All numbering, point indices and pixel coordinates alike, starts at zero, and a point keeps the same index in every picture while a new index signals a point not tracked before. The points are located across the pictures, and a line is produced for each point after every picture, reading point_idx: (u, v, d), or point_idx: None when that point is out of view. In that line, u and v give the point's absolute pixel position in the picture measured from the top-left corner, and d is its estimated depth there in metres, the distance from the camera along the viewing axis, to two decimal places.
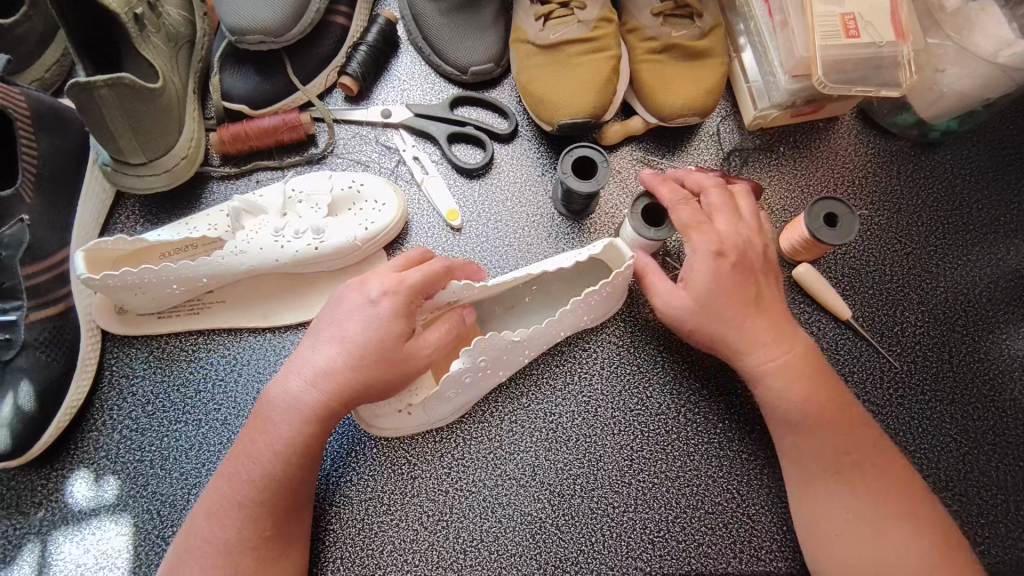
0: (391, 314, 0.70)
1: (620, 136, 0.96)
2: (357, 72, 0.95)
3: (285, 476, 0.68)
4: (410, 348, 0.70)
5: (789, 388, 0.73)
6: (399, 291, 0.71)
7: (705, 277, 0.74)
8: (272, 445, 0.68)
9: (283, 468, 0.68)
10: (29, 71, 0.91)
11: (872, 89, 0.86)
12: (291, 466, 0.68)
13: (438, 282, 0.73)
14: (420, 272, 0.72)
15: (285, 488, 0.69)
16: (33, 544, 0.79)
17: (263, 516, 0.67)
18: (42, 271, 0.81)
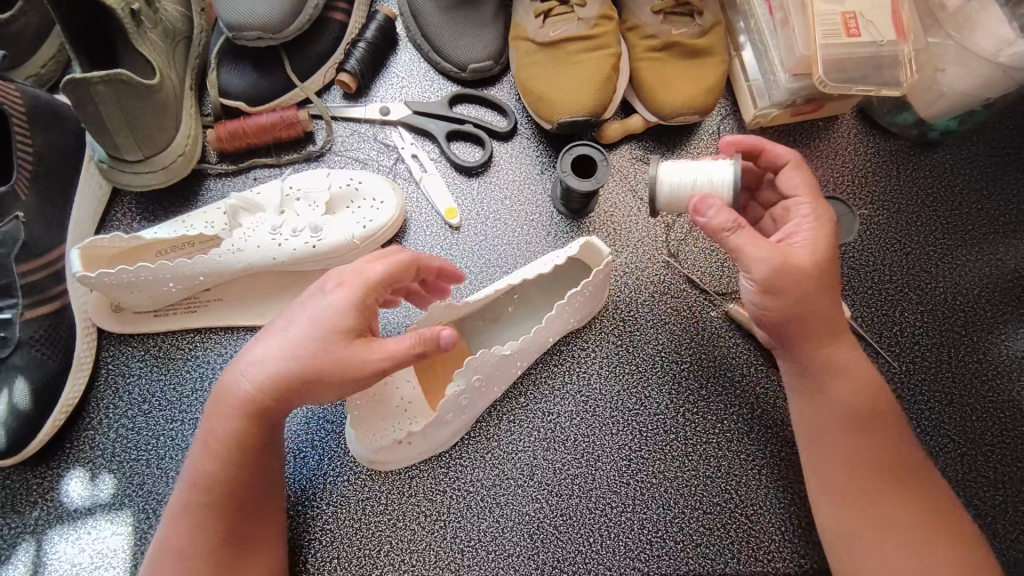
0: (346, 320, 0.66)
1: (620, 134, 0.96)
2: (355, 69, 0.94)
3: (237, 481, 0.68)
4: (356, 353, 0.65)
5: (850, 390, 0.70)
6: (350, 290, 0.67)
7: (820, 241, 0.69)
8: (223, 451, 0.67)
9: (231, 472, 0.68)
10: (25, 67, 0.91)
11: (872, 89, 0.85)
12: (240, 471, 0.68)
13: (398, 277, 0.69)
14: (381, 266, 0.68)
15: (238, 490, 0.68)
16: (28, 544, 0.79)
17: (217, 518, 0.67)
18: (37, 268, 0.81)
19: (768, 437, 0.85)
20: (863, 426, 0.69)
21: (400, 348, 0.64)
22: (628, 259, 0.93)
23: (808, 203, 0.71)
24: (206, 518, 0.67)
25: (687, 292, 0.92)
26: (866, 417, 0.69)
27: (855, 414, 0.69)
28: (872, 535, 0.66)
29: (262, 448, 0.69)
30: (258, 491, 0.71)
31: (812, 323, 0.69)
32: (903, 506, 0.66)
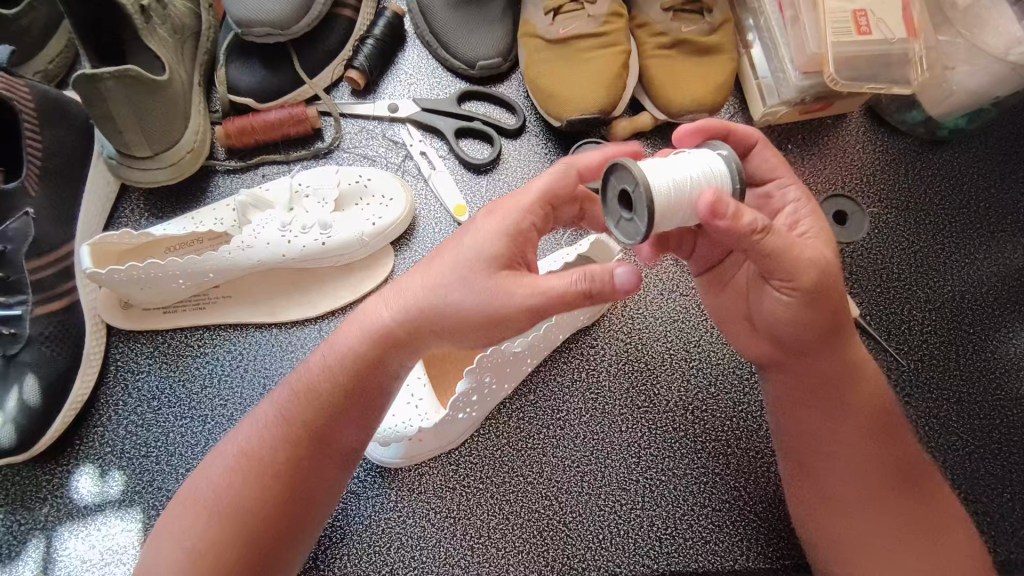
0: (486, 244, 0.61)
1: (629, 132, 0.95)
2: (364, 66, 0.94)
3: (299, 451, 0.64)
4: (493, 282, 0.60)
5: (869, 394, 0.69)
6: (507, 212, 0.62)
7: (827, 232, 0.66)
8: (295, 413, 0.65)
9: (295, 440, 0.64)
10: (33, 63, 0.90)
11: (884, 86, 0.85)
12: (304, 441, 0.64)
13: (564, 186, 0.65)
14: (545, 181, 0.64)
15: (302, 459, 0.64)
16: (38, 540, 0.79)
17: (274, 485, 0.63)
18: (47, 265, 0.81)
19: None
20: (884, 431, 0.68)
21: (563, 277, 0.58)
22: (636, 257, 0.93)
23: (794, 185, 0.69)
24: (267, 487, 0.63)
25: (696, 289, 0.92)
26: (884, 422, 0.68)
27: (878, 419, 0.68)
28: (881, 536, 0.66)
29: (332, 420, 0.65)
30: (315, 476, 0.65)
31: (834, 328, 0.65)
32: (911, 510, 0.66)
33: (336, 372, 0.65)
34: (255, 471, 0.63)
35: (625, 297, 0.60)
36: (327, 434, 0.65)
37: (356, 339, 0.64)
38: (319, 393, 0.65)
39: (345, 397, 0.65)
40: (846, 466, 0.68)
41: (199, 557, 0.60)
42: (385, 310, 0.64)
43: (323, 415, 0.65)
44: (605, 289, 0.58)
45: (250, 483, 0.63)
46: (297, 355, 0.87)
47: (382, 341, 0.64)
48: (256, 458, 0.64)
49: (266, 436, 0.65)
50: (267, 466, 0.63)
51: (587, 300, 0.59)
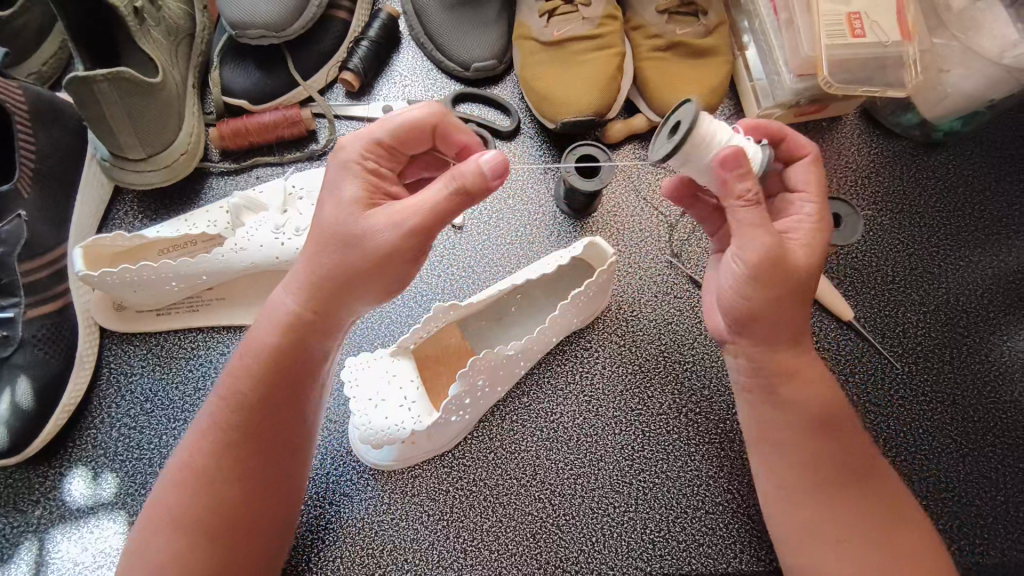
0: (350, 189, 0.61)
1: (624, 134, 0.95)
2: (358, 67, 0.94)
3: (245, 453, 0.65)
4: (363, 221, 0.60)
5: (814, 393, 0.68)
6: (345, 158, 0.62)
7: (804, 226, 0.66)
8: (224, 422, 0.65)
9: (235, 443, 0.65)
10: (27, 64, 0.90)
11: (879, 89, 0.85)
12: (244, 444, 0.65)
13: (411, 133, 0.64)
14: (396, 120, 0.63)
15: (242, 461, 0.65)
16: (30, 543, 0.79)
17: (221, 487, 0.64)
18: (40, 267, 0.81)
19: None
20: (829, 429, 0.67)
21: (431, 192, 0.58)
22: (630, 259, 0.93)
23: (814, 202, 0.67)
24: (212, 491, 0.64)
25: (690, 292, 0.92)
26: (829, 422, 0.68)
27: (818, 415, 0.68)
28: (830, 535, 0.64)
29: (269, 425, 0.66)
30: (277, 472, 0.68)
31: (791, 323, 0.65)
32: (861, 507, 0.65)
33: (250, 369, 0.66)
34: (195, 478, 0.64)
35: (499, 187, 0.60)
36: (264, 432, 0.66)
37: (267, 335, 0.65)
38: (246, 398, 0.65)
39: (280, 395, 0.66)
40: (784, 466, 0.68)
41: (167, 574, 0.61)
42: (287, 299, 0.65)
43: (262, 418, 0.66)
44: (476, 184, 0.58)
45: (195, 490, 0.64)
46: None
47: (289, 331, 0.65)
48: (197, 465, 0.65)
49: (205, 443, 0.65)
50: (211, 476, 0.64)
51: (463, 202, 0.59)
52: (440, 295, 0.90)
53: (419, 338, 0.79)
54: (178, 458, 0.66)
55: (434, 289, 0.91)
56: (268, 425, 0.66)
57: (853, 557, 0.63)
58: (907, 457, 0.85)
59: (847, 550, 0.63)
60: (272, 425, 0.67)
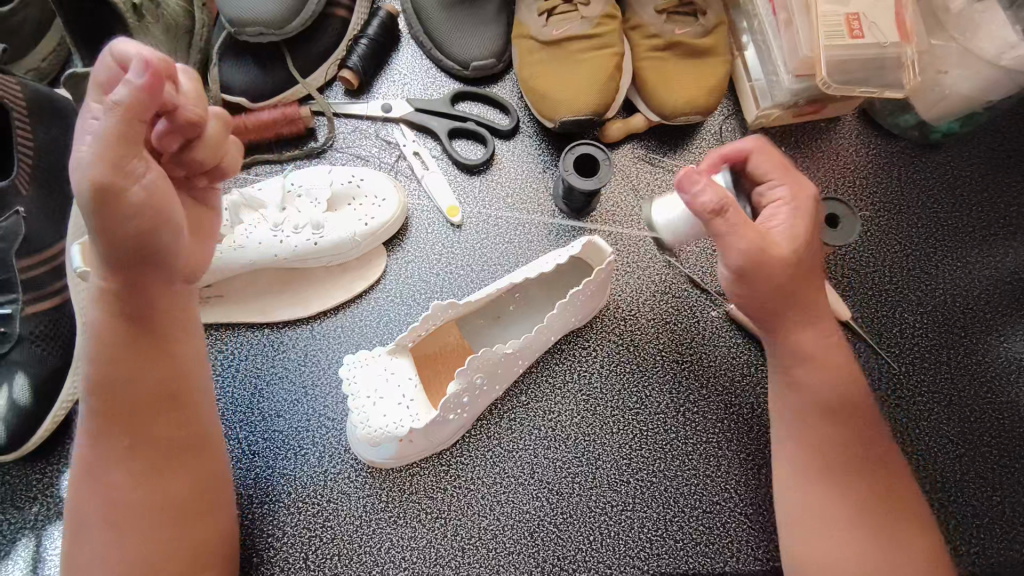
0: (147, 175, 0.57)
1: (622, 133, 0.96)
2: (357, 66, 0.94)
3: (134, 439, 0.64)
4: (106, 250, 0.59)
5: (831, 380, 0.68)
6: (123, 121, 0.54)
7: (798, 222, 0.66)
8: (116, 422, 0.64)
9: (122, 431, 0.64)
10: (26, 60, 0.90)
11: (875, 90, 0.86)
12: (132, 427, 0.64)
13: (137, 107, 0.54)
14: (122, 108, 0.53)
15: (137, 444, 0.64)
16: (28, 539, 0.78)
17: (118, 484, 0.63)
18: (38, 264, 0.80)
19: (766, 437, 0.86)
20: (838, 415, 0.68)
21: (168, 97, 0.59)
22: (629, 259, 0.94)
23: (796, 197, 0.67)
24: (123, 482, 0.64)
25: (687, 292, 0.92)
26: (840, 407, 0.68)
27: (831, 405, 0.68)
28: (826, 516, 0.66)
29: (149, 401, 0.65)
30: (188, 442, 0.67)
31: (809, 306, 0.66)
32: (863, 488, 0.66)
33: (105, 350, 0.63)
34: (99, 484, 0.64)
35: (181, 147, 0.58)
36: (149, 407, 0.65)
37: (105, 321, 0.62)
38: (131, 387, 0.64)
39: (152, 364, 0.64)
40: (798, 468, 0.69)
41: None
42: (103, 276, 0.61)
43: (147, 391, 0.65)
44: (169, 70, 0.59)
45: (106, 490, 0.63)
46: (288, 355, 0.87)
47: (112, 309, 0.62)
48: (94, 468, 0.64)
49: (93, 442, 0.64)
50: (110, 476, 0.64)
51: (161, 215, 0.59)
52: (439, 294, 0.91)
53: (417, 336, 0.79)
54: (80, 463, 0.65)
55: (433, 288, 0.91)
56: (157, 399, 0.65)
57: (853, 542, 0.64)
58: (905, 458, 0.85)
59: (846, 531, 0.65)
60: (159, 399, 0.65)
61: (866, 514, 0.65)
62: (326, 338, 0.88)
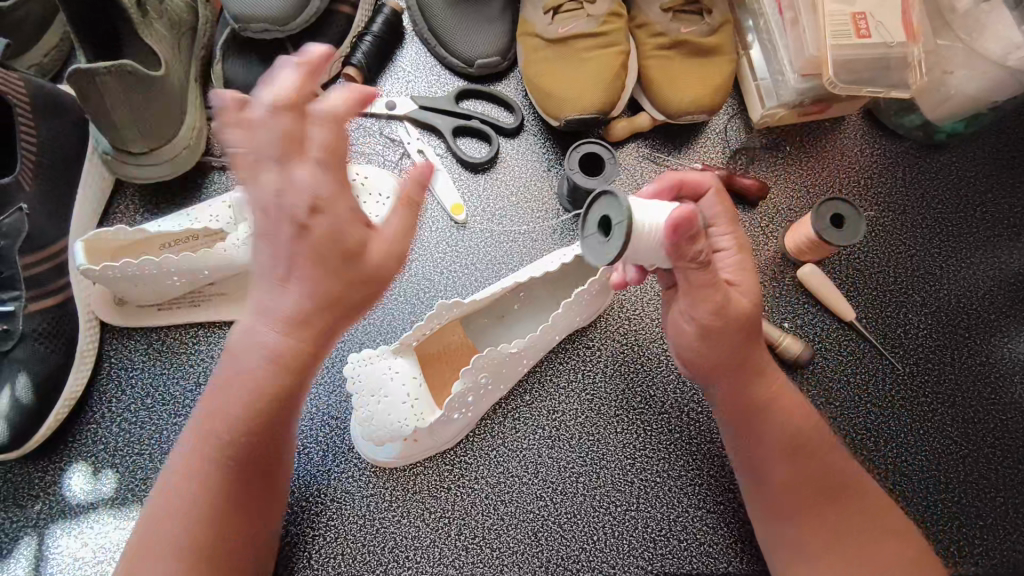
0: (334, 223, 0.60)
1: (627, 132, 0.95)
2: (362, 63, 0.94)
3: (240, 484, 0.62)
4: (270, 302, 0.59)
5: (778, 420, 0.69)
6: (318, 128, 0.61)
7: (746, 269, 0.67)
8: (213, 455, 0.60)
9: (226, 476, 0.60)
10: (28, 56, 0.90)
11: (881, 90, 0.85)
12: (241, 474, 0.62)
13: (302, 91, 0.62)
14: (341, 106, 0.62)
15: (236, 490, 0.61)
16: (30, 537, 0.78)
17: (199, 512, 0.60)
18: (41, 260, 0.80)
19: None
20: (801, 449, 0.68)
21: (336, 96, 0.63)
22: None
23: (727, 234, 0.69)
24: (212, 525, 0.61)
25: None
26: (801, 443, 0.68)
27: (788, 441, 0.68)
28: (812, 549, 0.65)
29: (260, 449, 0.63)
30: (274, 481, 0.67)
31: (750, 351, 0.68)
32: (835, 515, 0.66)
33: (247, 402, 0.60)
34: (189, 522, 0.59)
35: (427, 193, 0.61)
36: (258, 458, 0.63)
37: (265, 365, 0.60)
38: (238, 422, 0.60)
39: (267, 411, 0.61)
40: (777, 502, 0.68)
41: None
42: (272, 333, 0.60)
43: (253, 432, 0.61)
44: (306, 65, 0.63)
45: (188, 528, 0.59)
46: None
47: (285, 365, 0.60)
48: (186, 507, 0.60)
49: (195, 472, 0.60)
50: (203, 517, 0.60)
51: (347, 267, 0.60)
52: (443, 293, 0.90)
53: (421, 335, 0.79)
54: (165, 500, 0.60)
55: (437, 287, 0.90)
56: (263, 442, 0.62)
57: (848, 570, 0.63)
58: (908, 458, 0.85)
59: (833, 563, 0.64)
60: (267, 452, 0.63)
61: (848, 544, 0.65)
62: None
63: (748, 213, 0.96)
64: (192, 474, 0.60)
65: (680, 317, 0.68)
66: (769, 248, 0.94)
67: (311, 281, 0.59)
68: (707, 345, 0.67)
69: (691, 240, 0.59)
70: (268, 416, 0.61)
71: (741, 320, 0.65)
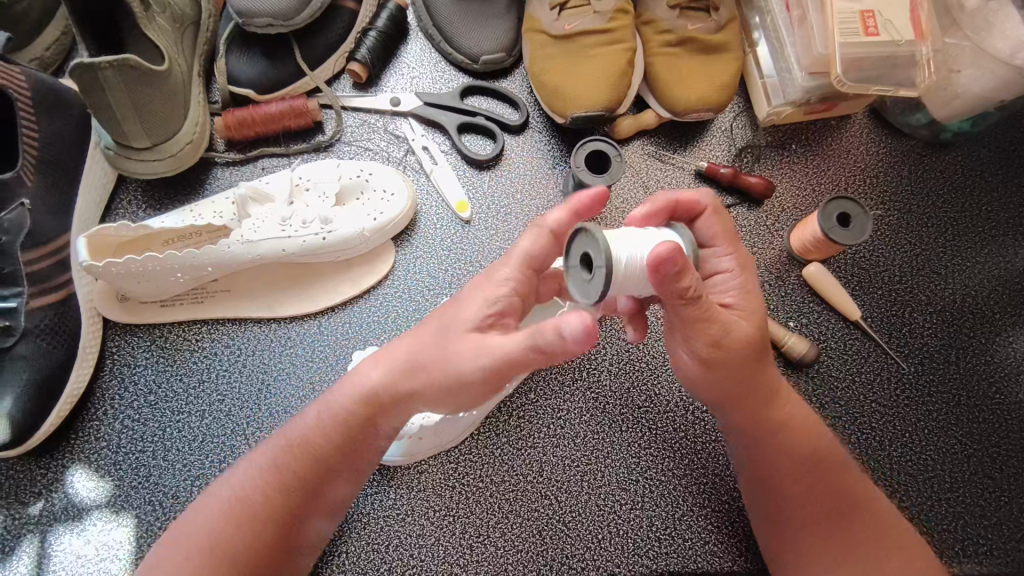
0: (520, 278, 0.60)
1: (632, 129, 0.95)
2: (366, 58, 0.93)
3: (296, 495, 0.65)
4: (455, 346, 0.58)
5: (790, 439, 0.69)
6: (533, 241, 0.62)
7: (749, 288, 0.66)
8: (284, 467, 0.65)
9: (286, 485, 0.65)
10: (28, 50, 0.89)
11: (890, 89, 0.85)
12: (300, 489, 0.65)
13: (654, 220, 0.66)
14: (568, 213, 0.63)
15: (292, 500, 0.65)
16: (32, 536, 0.78)
17: (249, 508, 0.64)
18: (43, 257, 0.79)
19: None
20: (818, 462, 0.69)
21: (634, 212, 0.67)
22: None
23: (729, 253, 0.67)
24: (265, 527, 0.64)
25: None
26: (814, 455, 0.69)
27: (802, 455, 0.69)
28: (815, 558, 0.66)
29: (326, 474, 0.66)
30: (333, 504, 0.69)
31: (754, 378, 0.66)
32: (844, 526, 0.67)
33: (329, 427, 0.65)
34: (244, 520, 0.63)
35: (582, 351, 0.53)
36: (316, 485, 0.66)
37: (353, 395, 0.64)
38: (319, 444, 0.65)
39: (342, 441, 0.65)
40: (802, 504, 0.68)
41: None
42: (375, 371, 0.64)
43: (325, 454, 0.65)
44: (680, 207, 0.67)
45: (240, 523, 0.63)
46: (295, 351, 0.86)
47: (373, 404, 0.64)
48: (247, 506, 0.64)
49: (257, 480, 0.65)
50: (255, 516, 0.63)
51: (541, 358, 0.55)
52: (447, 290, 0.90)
53: None
54: (230, 495, 0.65)
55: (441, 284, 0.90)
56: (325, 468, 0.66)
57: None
58: (914, 458, 0.85)
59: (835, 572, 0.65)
60: (326, 481, 0.67)
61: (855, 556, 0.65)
62: (333, 334, 0.87)
63: (755, 210, 0.95)
64: (261, 476, 0.65)
65: (681, 349, 0.67)
66: (774, 247, 0.94)
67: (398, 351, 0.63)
68: (710, 374, 0.66)
69: (677, 275, 0.54)
70: (341, 446, 0.66)
71: (746, 344, 0.63)
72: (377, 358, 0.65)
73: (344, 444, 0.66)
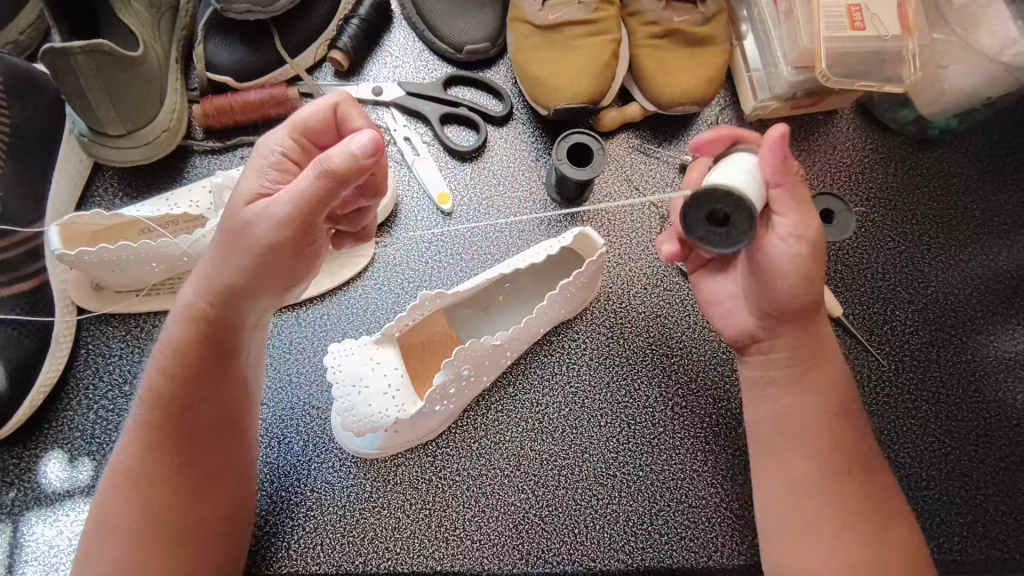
0: None
1: (617, 123, 0.94)
2: (348, 46, 0.92)
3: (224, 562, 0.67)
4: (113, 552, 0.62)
5: (811, 391, 0.68)
6: None
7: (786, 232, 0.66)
8: (150, 513, 0.63)
9: (193, 534, 0.64)
10: (2, 33, 0.87)
11: (874, 84, 0.84)
12: (199, 550, 0.64)
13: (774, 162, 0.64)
14: None
15: (197, 514, 0.65)
16: (4, 525, 0.77)
17: (153, 496, 0.63)
18: (13, 244, 0.78)
19: None
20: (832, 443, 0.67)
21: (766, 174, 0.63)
22: (621, 252, 0.92)
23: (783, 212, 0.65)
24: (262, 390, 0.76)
25: (679, 285, 0.91)
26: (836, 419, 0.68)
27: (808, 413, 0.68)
28: (812, 520, 0.65)
29: (204, 480, 0.66)
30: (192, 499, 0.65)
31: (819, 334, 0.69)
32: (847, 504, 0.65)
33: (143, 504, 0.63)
34: (149, 480, 0.63)
35: None
36: (202, 486, 0.66)
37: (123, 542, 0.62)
38: (164, 517, 0.63)
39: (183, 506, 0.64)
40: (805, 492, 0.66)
41: (165, 466, 0.64)
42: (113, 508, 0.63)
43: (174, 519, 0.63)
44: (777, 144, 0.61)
45: (138, 510, 0.63)
46: (274, 342, 0.86)
47: (148, 512, 0.63)
48: (144, 471, 0.63)
49: (150, 495, 0.63)
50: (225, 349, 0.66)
51: None
52: (427, 283, 0.89)
53: (404, 326, 0.77)
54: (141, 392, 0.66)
55: (420, 277, 0.89)
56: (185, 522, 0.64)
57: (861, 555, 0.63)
58: (890, 456, 0.85)
59: (830, 544, 0.64)
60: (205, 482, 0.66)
61: (846, 525, 0.64)
62: (312, 326, 0.86)
63: None
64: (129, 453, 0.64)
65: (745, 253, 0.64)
66: None
67: (162, 540, 0.63)
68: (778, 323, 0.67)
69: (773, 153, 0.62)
70: (183, 515, 0.64)
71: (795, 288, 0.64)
72: (126, 504, 0.63)
73: (179, 489, 0.64)
